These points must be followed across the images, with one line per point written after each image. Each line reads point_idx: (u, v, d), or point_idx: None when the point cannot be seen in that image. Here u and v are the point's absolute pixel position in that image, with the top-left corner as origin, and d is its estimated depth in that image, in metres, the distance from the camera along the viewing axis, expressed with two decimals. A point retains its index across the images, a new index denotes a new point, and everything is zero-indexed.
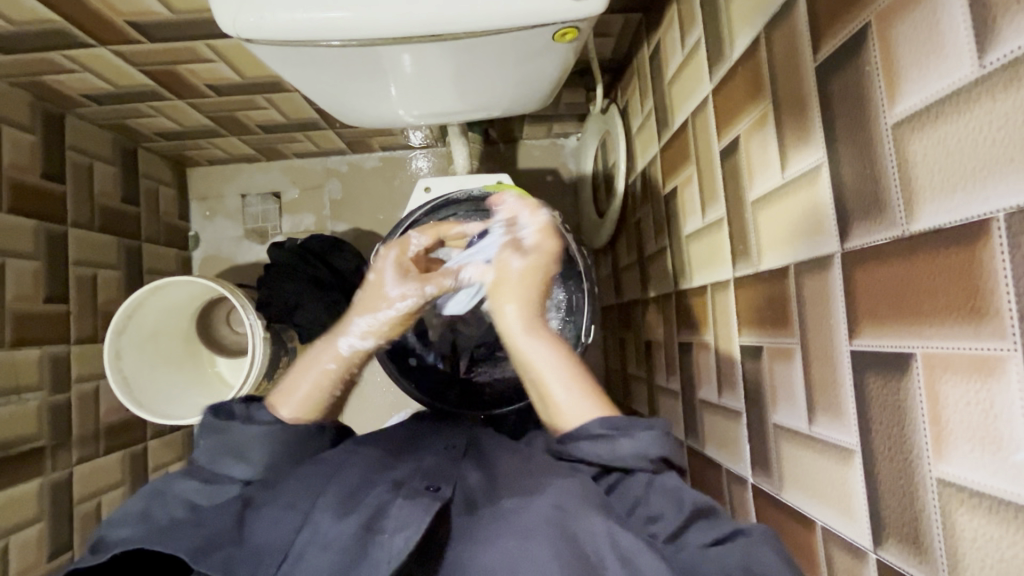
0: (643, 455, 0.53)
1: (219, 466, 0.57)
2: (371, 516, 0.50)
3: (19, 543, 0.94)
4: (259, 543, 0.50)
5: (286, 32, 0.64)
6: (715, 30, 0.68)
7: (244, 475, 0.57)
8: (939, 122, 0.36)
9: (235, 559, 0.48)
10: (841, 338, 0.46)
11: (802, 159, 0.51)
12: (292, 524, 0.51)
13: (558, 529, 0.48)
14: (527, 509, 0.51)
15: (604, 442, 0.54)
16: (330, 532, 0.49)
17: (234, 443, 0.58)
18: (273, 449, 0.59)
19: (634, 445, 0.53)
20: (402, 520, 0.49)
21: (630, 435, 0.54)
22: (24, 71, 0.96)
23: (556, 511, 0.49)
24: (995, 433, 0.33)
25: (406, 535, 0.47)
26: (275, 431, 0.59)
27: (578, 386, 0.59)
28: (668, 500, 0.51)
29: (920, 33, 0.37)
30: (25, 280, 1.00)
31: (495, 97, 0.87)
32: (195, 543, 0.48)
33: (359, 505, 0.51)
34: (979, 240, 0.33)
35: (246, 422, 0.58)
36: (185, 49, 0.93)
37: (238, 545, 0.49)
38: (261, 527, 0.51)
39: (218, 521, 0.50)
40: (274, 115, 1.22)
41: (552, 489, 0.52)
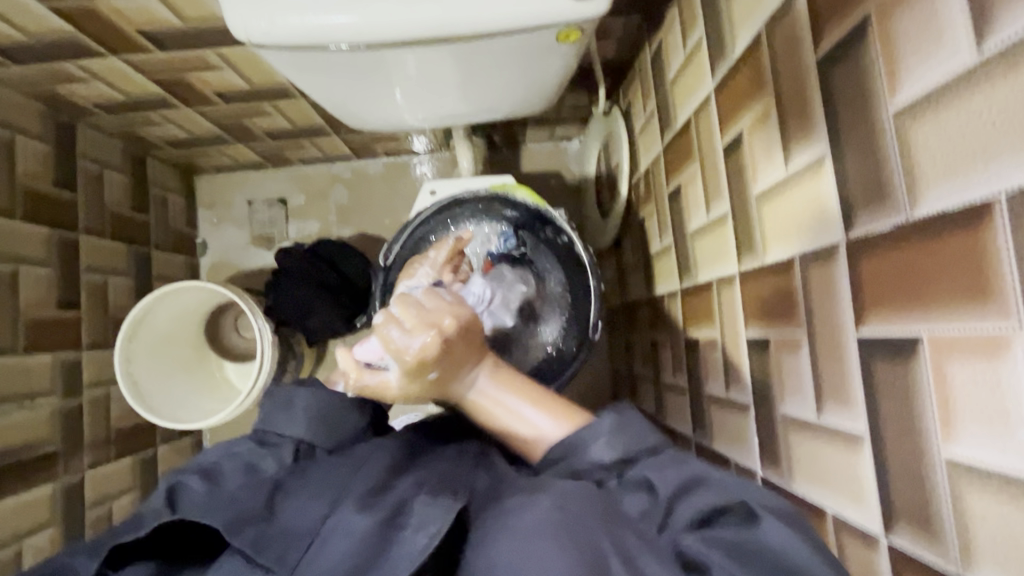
0: (605, 456, 0.48)
1: (279, 429, 0.55)
2: (393, 511, 0.45)
3: (31, 548, 0.94)
4: (285, 526, 0.46)
5: (296, 37, 0.65)
6: (716, 29, 0.69)
7: (296, 434, 0.54)
8: (941, 109, 0.36)
9: (264, 538, 0.45)
10: (848, 326, 0.47)
11: (805, 152, 0.52)
12: (319, 511, 0.47)
13: (564, 527, 0.41)
14: (530, 506, 0.43)
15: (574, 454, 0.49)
16: (350, 523, 0.45)
17: (285, 402, 0.56)
18: (311, 417, 0.55)
19: (600, 448, 0.48)
20: (423, 518, 0.45)
21: (593, 436, 0.49)
22: (37, 81, 0.98)
23: (560, 505, 0.43)
24: (1002, 412, 0.33)
25: (428, 533, 0.44)
26: (315, 399, 0.55)
27: (535, 408, 0.53)
28: (642, 493, 0.45)
29: (920, 24, 0.37)
30: (38, 286, 1.02)
31: (500, 99, 0.88)
32: (228, 518, 0.46)
33: (380, 500, 0.46)
34: (984, 222, 0.34)
35: (291, 388, 0.56)
36: (195, 57, 0.95)
37: (268, 522, 0.46)
38: (293, 510, 0.47)
39: (248, 501, 0.47)
40: (280, 121, 1.23)
41: (558, 486, 0.45)
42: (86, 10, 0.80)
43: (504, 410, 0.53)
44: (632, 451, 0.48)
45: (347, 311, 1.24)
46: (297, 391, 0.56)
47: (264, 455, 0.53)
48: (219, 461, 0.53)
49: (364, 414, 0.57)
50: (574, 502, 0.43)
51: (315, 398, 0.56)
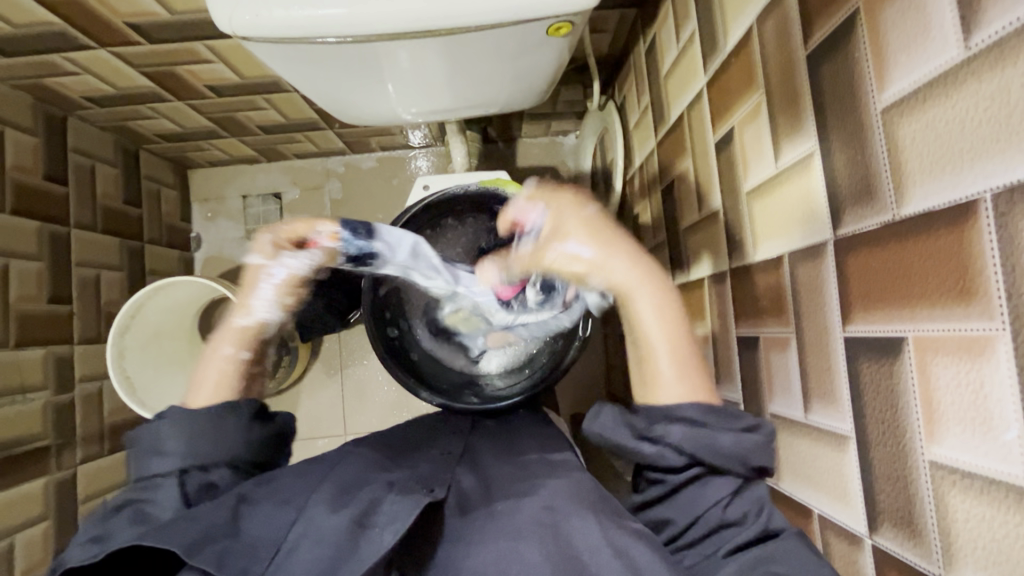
0: (745, 460, 0.51)
1: (157, 468, 0.57)
2: (362, 513, 0.51)
3: (24, 541, 0.94)
4: (253, 538, 0.51)
5: (282, 29, 0.65)
6: (708, 23, 0.68)
7: (177, 464, 0.57)
8: (927, 105, 0.36)
9: (228, 552, 0.49)
10: (836, 325, 0.46)
11: (794, 148, 0.51)
12: (286, 520, 0.53)
13: (545, 526, 0.51)
14: (515, 510, 0.53)
15: (711, 435, 0.51)
16: (322, 526, 0.50)
17: (156, 444, 0.58)
18: (192, 439, 0.58)
19: (736, 446, 0.51)
20: (390, 516, 0.50)
21: (742, 435, 0.51)
22: (26, 73, 0.97)
23: (542, 511, 0.53)
24: (985, 414, 0.33)
25: (394, 530, 0.48)
26: (188, 424, 0.58)
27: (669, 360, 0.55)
28: (735, 509, 0.51)
29: (908, 18, 0.37)
30: (28, 281, 1.01)
31: (492, 94, 0.87)
32: (189, 539, 0.48)
33: (351, 501, 0.52)
34: (969, 221, 0.33)
35: (154, 424, 0.59)
36: (184, 50, 0.94)
37: (233, 538, 0.50)
38: (257, 523, 0.52)
39: (213, 515, 0.51)
40: (273, 115, 1.22)
41: (544, 491, 0.55)
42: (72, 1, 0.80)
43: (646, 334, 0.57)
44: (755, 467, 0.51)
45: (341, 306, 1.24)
46: (159, 425, 0.59)
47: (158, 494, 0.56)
48: (137, 497, 0.57)
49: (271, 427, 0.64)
50: (557, 502, 0.54)
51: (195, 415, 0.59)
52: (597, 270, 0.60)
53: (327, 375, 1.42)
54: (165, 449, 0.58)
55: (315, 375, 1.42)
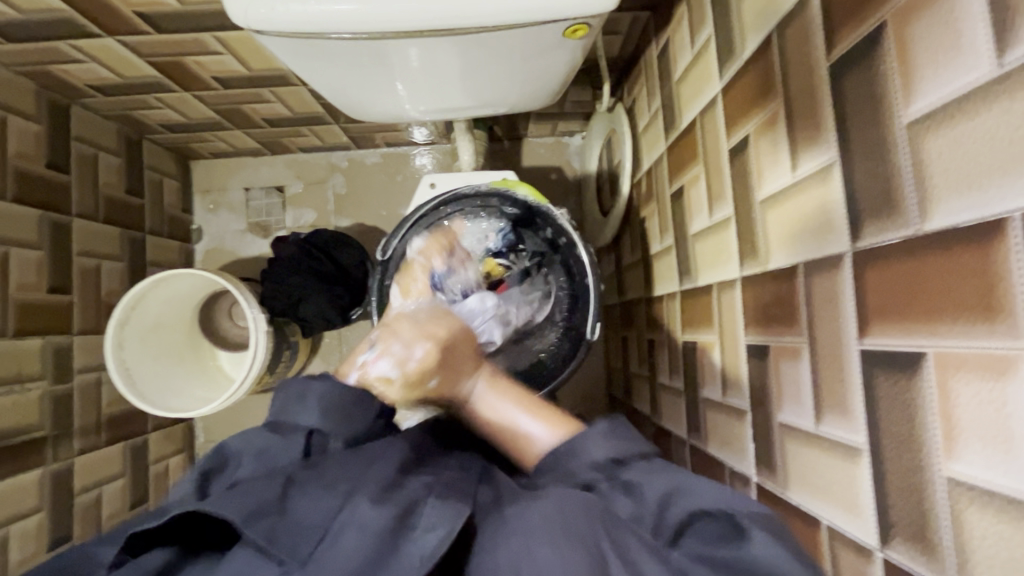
0: (595, 455, 0.51)
1: (293, 417, 0.54)
2: (405, 509, 0.45)
3: (18, 533, 0.93)
4: (301, 520, 0.45)
5: (296, 24, 0.64)
6: (726, 29, 0.68)
7: (309, 422, 0.53)
8: (955, 122, 0.36)
9: (278, 533, 0.44)
10: (851, 337, 0.46)
11: (813, 158, 0.51)
12: (332, 505, 0.46)
13: (568, 528, 0.42)
14: (532, 508, 0.45)
15: (552, 458, 0.53)
16: (363, 518, 0.44)
17: (298, 393, 0.55)
18: (326, 408, 0.54)
19: (586, 447, 0.52)
20: (435, 518, 0.45)
21: (585, 435, 0.52)
22: (30, 60, 0.96)
23: (560, 513, 0.43)
24: (1007, 433, 0.33)
25: (441, 535, 0.44)
26: (331, 390, 0.55)
27: (530, 417, 0.58)
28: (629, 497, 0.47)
29: (938, 32, 0.37)
30: (28, 269, 1.00)
31: (505, 94, 0.87)
32: (245, 509, 0.44)
33: (394, 495, 0.46)
34: (995, 238, 0.33)
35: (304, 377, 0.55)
36: (192, 40, 0.93)
37: (280, 516, 0.45)
38: (305, 503, 0.46)
39: (264, 492, 0.46)
40: (279, 108, 1.21)
41: (554, 492, 0.46)
42: None
43: (499, 415, 0.61)
44: (626, 451, 0.51)
45: (343, 303, 1.23)
46: (315, 380, 0.56)
47: (281, 443, 0.52)
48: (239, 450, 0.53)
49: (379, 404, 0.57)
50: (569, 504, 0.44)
51: (333, 389, 0.55)
52: (403, 364, 0.66)
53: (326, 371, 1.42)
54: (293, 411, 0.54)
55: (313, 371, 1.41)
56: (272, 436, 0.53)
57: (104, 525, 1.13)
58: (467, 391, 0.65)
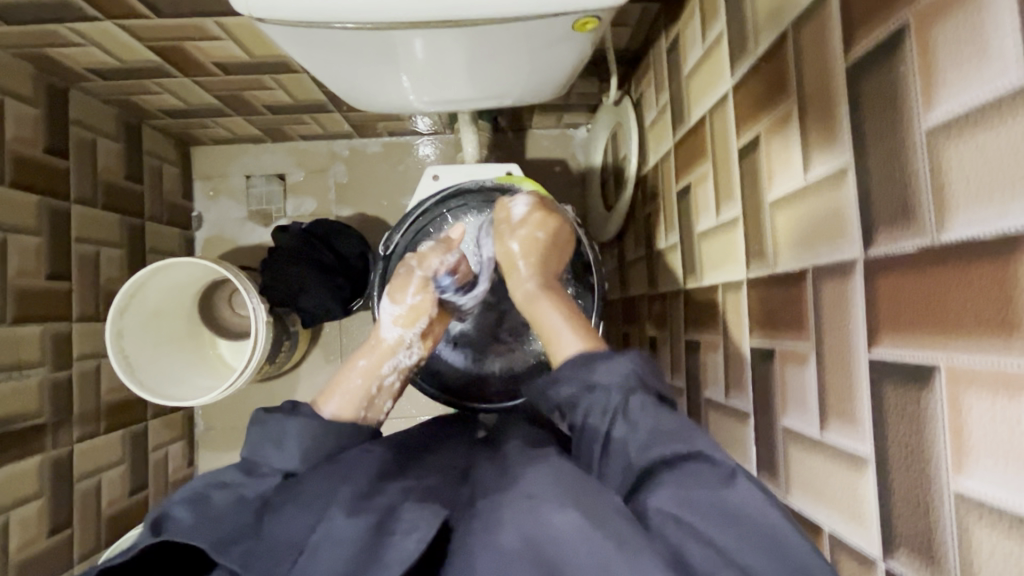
0: (618, 376, 0.53)
1: (265, 459, 0.55)
2: (382, 517, 0.46)
3: (19, 519, 0.94)
4: (275, 539, 0.47)
5: (299, 13, 0.62)
6: (739, 25, 0.66)
7: (285, 465, 0.55)
8: (978, 129, 0.35)
9: (253, 554, 0.47)
10: (860, 346, 0.45)
11: (825, 162, 0.50)
12: (307, 523, 0.48)
13: (531, 520, 0.43)
14: (502, 503, 0.46)
15: (584, 369, 0.55)
16: (339, 532, 0.45)
17: (277, 437, 0.56)
18: (305, 451, 0.56)
19: (610, 370, 0.53)
20: (411, 522, 0.45)
21: (608, 361, 0.54)
22: (28, 42, 0.94)
23: (557, 486, 0.45)
24: (1019, 450, 0.32)
25: (418, 538, 0.44)
26: (305, 428, 0.57)
27: (572, 332, 0.63)
28: (642, 422, 0.49)
29: (963, 36, 0.35)
30: (27, 256, 0.99)
31: (510, 86, 0.85)
32: (215, 538, 0.47)
33: (369, 504, 0.48)
34: (1015, 251, 0.32)
35: (280, 418, 0.57)
36: (193, 25, 0.91)
37: (256, 539, 0.48)
38: (280, 523, 0.48)
39: (237, 520, 0.49)
40: (280, 95, 1.19)
41: (526, 477, 0.47)
42: None
43: (550, 324, 0.66)
44: (643, 383, 0.52)
45: (344, 294, 1.23)
46: (283, 421, 0.57)
47: (250, 485, 0.53)
48: (205, 488, 0.52)
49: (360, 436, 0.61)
50: (567, 476, 0.47)
51: (304, 425, 0.57)
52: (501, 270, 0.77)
53: (327, 361, 1.42)
54: (267, 453, 0.56)
55: (314, 360, 1.41)
56: (245, 475, 0.54)
57: (104, 511, 1.13)
58: (526, 295, 0.72)
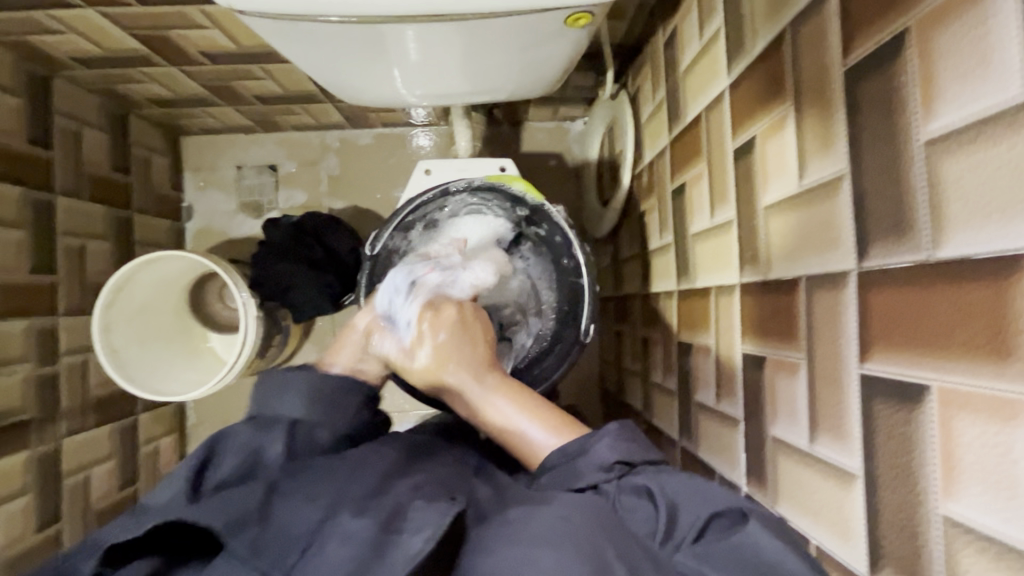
0: (602, 463, 0.50)
1: (275, 410, 0.56)
2: (390, 514, 0.44)
3: (5, 516, 0.93)
4: (282, 528, 0.46)
5: (281, 5, 0.60)
6: (737, 20, 0.64)
7: (292, 414, 0.56)
8: (978, 144, 0.33)
9: (263, 543, 0.44)
10: (852, 360, 0.44)
11: (821, 168, 0.48)
12: (314, 516, 0.46)
13: (568, 537, 0.41)
14: (531, 518, 0.44)
15: (568, 467, 0.52)
16: (346, 529, 0.43)
17: (281, 384, 0.57)
18: (311, 398, 0.57)
19: (592, 463, 0.51)
20: (420, 521, 0.44)
21: (587, 451, 0.52)
22: (7, 30, 0.91)
23: (565, 523, 0.42)
24: (1010, 479, 0.32)
25: (427, 536, 0.42)
26: (313, 377, 0.59)
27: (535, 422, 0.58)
28: (644, 501, 0.47)
29: (965, 45, 0.34)
30: (10, 249, 0.97)
31: (504, 80, 0.82)
32: (226, 518, 0.45)
33: (377, 503, 0.46)
34: (1012, 275, 0.31)
35: (283, 370, 0.59)
36: (176, 13, 0.88)
37: (262, 525, 0.45)
38: (289, 511, 0.47)
39: (245, 501, 0.46)
40: (270, 85, 1.17)
41: (558, 501, 0.46)
42: None
43: (502, 418, 0.60)
44: (633, 461, 0.51)
45: (335, 289, 1.21)
46: (292, 373, 0.58)
47: (263, 439, 0.54)
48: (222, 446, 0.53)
49: (360, 396, 0.61)
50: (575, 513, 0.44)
51: (312, 378, 0.59)
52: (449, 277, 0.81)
53: (319, 355, 1.41)
54: (274, 405, 0.57)
55: (305, 354, 1.41)
56: (257, 432, 0.54)
57: (94, 506, 1.13)
58: (473, 398, 0.64)
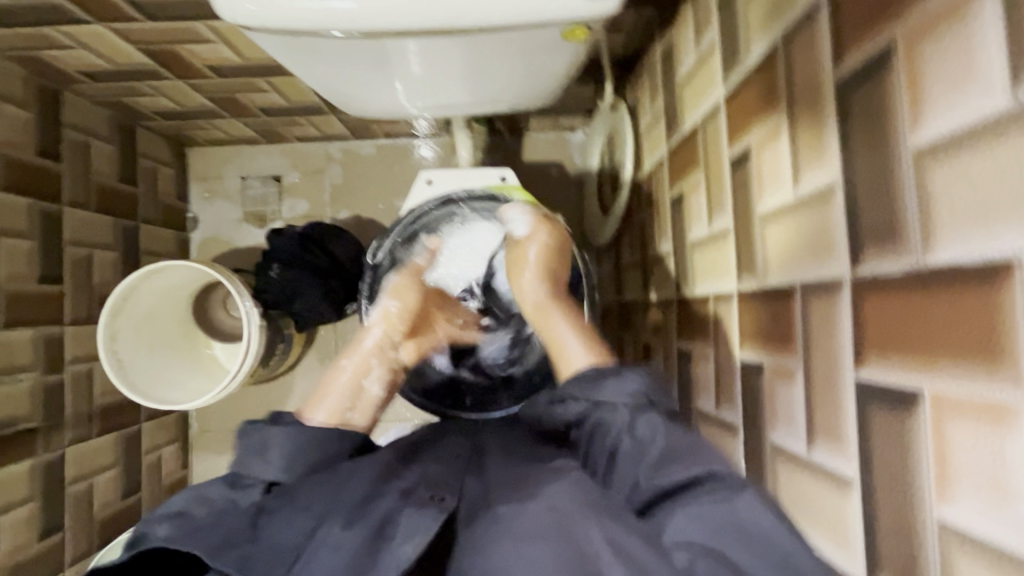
0: (623, 394, 0.52)
1: (253, 471, 0.51)
2: (380, 524, 0.45)
3: (9, 524, 0.93)
4: (272, 542, 0.46)
5: (285, 22, 0.62)
6: (731, 32, 0.66)
7: (269, 476, 0.51)
8: (967, 152, 0.34)
9: (251, 557, 0.44)
10: (847, 366, 0.45)
11: (815, 176, 0.49)
12: (305, 526, 0.46)
13: (559, 532, 0.42)
14: (519, 514, 0.45)
15: (591, 384, 0.53)
16: (335, 541, 0.44)
17: (260, 446, 0.51)
18: (292, 461, 0.51)
19: (618, 389, 0.52)
20: (409, 526, 0.45)
21: (616, 377, 0.53)
22: (18, 45, 0.94)
23: (547, 519, 0.44)
24: (1002, 483, 0.32)
25: (417, 542, 0.44)
26: (293, 434, 0.52)
27: (576, 335, 0.65)
28: (650, 430, 0.49)
29: (950, 56, 0.35)
30: (19, 259, 0.99)
31: (504, 91, 0.84)
32: (215, 539, 0.45)
33: (365, 514, 0.46)
34: (1001, 280, 0.32)
35: (262, 428, 0.52)
36: (183, 28, 0.90)
37: (252, 542, 0.45)
38: (277, 528, 0.46)
39: (233, 520, 0.46)
40: (274, 97, 1.19)
41: (546, 492, 0.47)
42: None
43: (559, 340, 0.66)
44: (652, 401, 0.51)
45: (337, 297, 1.22)
46: (275, 428, 0.52)
47: (235, 497, 0.49)
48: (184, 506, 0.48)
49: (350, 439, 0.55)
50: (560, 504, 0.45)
51: (293, 435, 0.52)
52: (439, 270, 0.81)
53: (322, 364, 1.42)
54: (251, 463, 0.51)
55: (308, 363, 1.41)
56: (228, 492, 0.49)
57: (97, 514, 1.13)
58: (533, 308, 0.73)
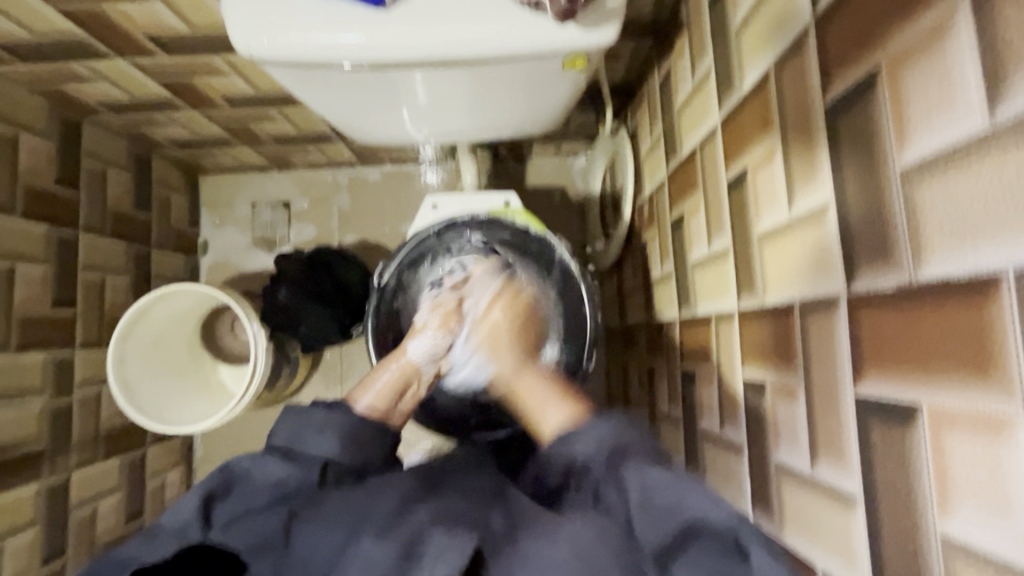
0: (599, 445, 0.53)
1: (307, 447, 0.55)
2: (408, 540, 0.47)
3: (13, 548, 0.93)
4: (306, 552, 0.51)
5: (297, 55, 0.65)
6: (726, 60, 0.68)
7: (324, 453, 0.55)
8: (951, 171, 0.35)
9: (283, 563, 0.50)
10: (847, 381, 0.45)
11: (809, 197, 0.50)
12: (337, 540, 0.50)
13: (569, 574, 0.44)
14: (535, 551, 0.47)
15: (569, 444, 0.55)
16: (367, 553, 0.47)
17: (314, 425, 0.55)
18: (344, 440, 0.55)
19: (589, 442, 0.54)
20: (439, 547, 0.46)
21: (589, 426, 0.54)
22: (43, 79, 0.98)
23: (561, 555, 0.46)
24: (1001, 495, 0.32)
25: (447, 564, 0.45)
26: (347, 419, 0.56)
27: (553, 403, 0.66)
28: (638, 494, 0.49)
29: (931, 81, 0.36)
30: (34, 283, 1.01)
31: (508, 119, 0.87)
32: (251, 540, 0.51)
33: (395, 529, 0.48)
34: (989, 294, 0.32)
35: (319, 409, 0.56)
36: (200, 62, 0.94)
37: (286, 552, 0.51)
38: (308, 538, 0.51)
39: (268, 526, 0.51)
40: (285, 126, 1.23)
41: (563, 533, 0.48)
42: (94, 13, 0.80)
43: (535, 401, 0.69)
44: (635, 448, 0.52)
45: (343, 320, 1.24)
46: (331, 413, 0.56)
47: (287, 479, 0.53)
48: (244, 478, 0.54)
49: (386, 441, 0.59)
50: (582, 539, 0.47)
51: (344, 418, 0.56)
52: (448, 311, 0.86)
53: (327, 387, 1.42)
54: (305, 441, 0.55)
55: (313, 387, 1.42)
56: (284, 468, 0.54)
57: (100, 540, 1.13)
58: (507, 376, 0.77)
